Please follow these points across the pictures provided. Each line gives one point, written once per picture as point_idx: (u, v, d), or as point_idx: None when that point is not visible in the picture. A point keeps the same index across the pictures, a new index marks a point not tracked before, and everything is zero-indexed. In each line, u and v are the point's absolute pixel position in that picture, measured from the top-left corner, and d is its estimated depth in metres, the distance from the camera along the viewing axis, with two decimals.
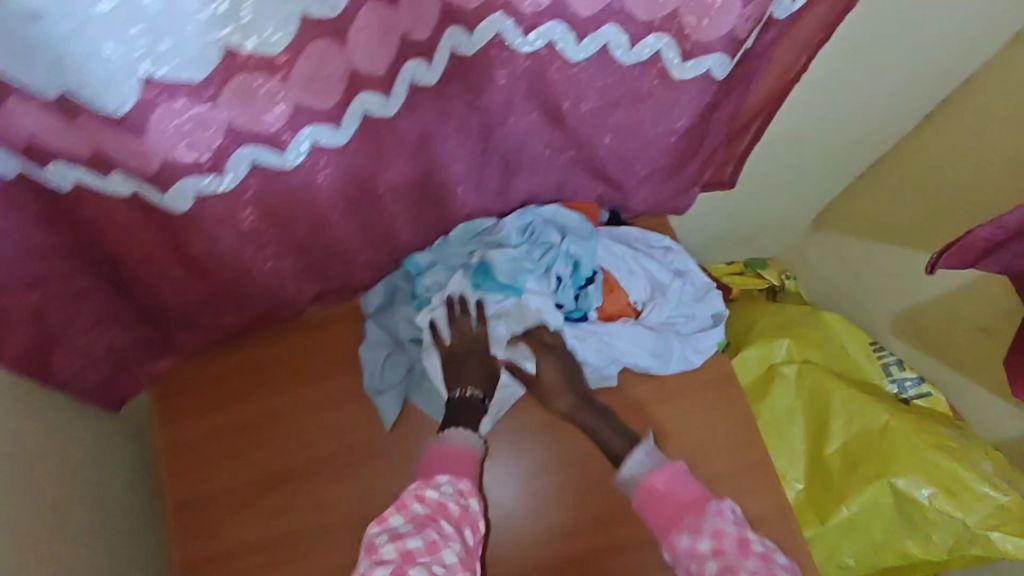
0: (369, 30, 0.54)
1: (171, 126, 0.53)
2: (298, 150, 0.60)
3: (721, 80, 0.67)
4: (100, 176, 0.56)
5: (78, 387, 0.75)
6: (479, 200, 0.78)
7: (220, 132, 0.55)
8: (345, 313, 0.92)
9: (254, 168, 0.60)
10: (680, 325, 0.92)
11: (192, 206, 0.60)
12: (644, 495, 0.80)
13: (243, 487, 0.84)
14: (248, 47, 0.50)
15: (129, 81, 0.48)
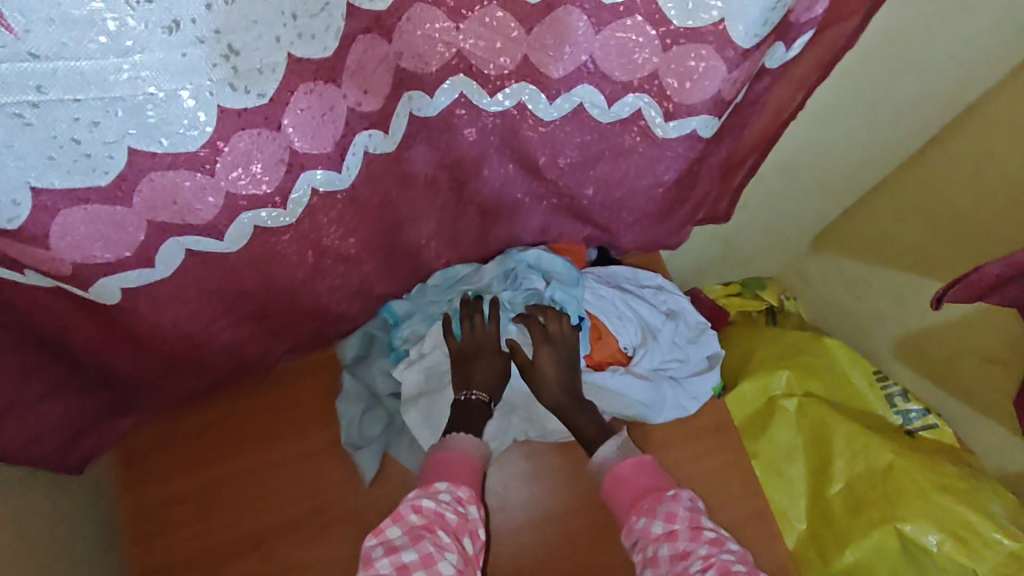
0: (311, 110, 0.49)
1: (89, 226, 0.49)
2: (240, 233, 0.55)
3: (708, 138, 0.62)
4: (19, 274, 0.51)
5: (39, 453, 0.67)
6: (456, 252, 0.74)
7: (140, 228, 0.51)
8: (320, 363, 0.88)
9: (189, 254, 0.56)
10: (674, 370, 0.87)
11: (120, 300, 0.57)
12: (611, 481, 0.75)
13: (213, 553, 0.79)
14: (160, 146, 0.45)
15: (19, 192, 0.44)
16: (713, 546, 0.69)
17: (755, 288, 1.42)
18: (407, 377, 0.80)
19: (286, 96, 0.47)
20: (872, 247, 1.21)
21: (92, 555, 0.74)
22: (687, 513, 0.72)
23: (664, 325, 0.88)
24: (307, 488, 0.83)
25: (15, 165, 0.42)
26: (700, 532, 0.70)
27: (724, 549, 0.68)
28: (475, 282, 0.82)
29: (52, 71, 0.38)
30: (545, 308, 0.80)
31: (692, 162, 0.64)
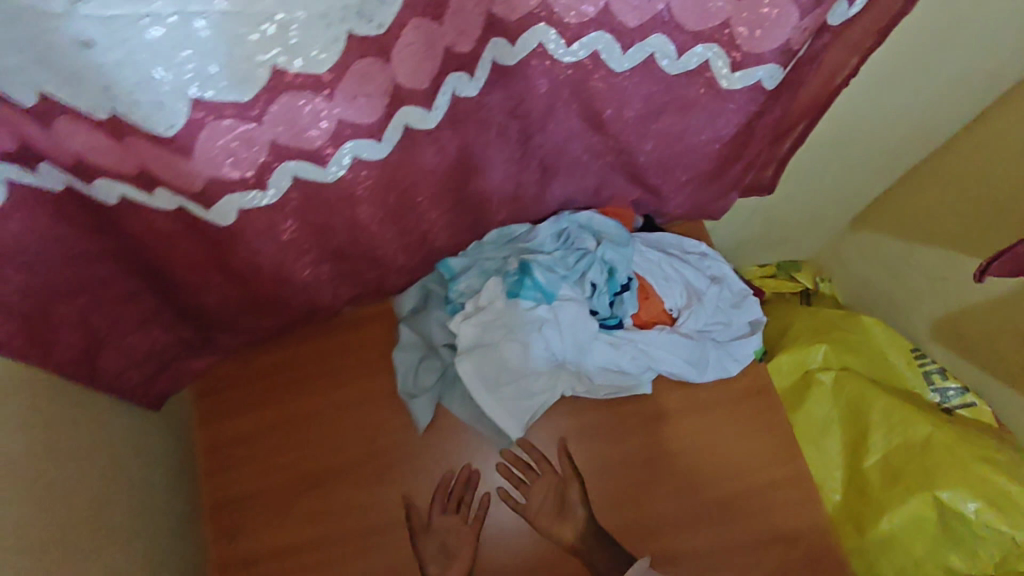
0: (414, 46, 0.50)
1: (218, 144, 0.49)
2: (340, 163, 0.55)
3: (772, 89, 0.62)
4: (147, 193, 0.52)
5: (126, 387, 0.76)
6: (515, 205, 0.78)
7: (264, 149, 0.51)
8: (377, 317, 0.93)
9: (296, 181, 0.56)
10: (716, 332, 0.90)
11: (235, 221, 0.56)
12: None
13: (278, 489, 0.85)
14: (296, 67, 0.46)
15: (178, 103, 0.44)
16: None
17: (791, 270, 1.47)
18: (463, 328, 0.83)
19: (395, 32, 0.48)
20: (913, 224, 1.22)
21: (165, 480, 0.80)
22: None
23: (707, 290, 0.91)
24: (364, 432, 0.88)
25: (180, 72, 0.43)
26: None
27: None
28: (530, 240, 0.86)
29: None
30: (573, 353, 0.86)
31: (752, 115, 0.66)
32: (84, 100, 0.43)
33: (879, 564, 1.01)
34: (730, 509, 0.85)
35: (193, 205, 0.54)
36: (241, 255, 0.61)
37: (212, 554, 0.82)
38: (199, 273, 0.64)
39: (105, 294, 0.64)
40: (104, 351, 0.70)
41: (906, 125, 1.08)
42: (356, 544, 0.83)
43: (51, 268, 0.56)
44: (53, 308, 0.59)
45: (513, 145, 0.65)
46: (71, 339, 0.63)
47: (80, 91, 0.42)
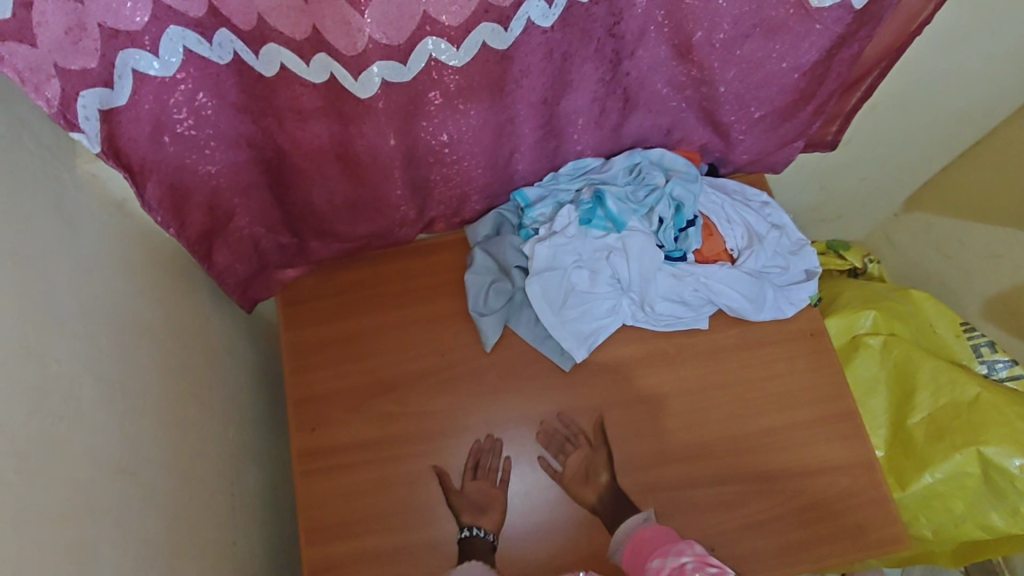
0: None
1: (384, 7, 0.52)
2: (471, 48, 0.59)
3: (858, 9, 0.67)
4: (303, 62, 0.56)
5: (229, 279, 0.84)
6: (596, 134, 0.83)
7: (416, 17, 0.54)
8: (450, 243, 0.99)
9: (428, 64, 0.59)
10: (774, 275, 0.94)
11: (374, 94, 0.61)
12: (632, 547, 0.78)
13: (355, 391, 0.92)
14: None
15: None
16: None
17: (840, 248, 1.46)
18: (535, 250, 0.89)
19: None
20: (969, 202, 1.24)
21: (228, 375, 0.88)
22: (697, 553, 0.73)
23: (768, 234, 0.94)
24: (434, 346, 0.94)
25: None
26: (707, 566, 0.70)
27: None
28: (603, 173, 0.90)
29: None
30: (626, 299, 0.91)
31: (835, 40, 0.71)
32: None
33: (920, 518, 1.04)
34: (775, 439, 0.89)
35: (341, 75, 0.58)
36: (358, 146, 0.68)
37: (295, 443, 0.90)
38: (315, 167, 0.71)
39: (231, 179, 0.70)
40: (216, 241, 0.77)
41: (975, 99, 1.09)
42: (423, 446, 0.89)
43: (198, 143, 0.63)
44: (189, 183, 0.67)
45: (606, 65, 0.70)
46: (196, 219, 0.71)
47: None
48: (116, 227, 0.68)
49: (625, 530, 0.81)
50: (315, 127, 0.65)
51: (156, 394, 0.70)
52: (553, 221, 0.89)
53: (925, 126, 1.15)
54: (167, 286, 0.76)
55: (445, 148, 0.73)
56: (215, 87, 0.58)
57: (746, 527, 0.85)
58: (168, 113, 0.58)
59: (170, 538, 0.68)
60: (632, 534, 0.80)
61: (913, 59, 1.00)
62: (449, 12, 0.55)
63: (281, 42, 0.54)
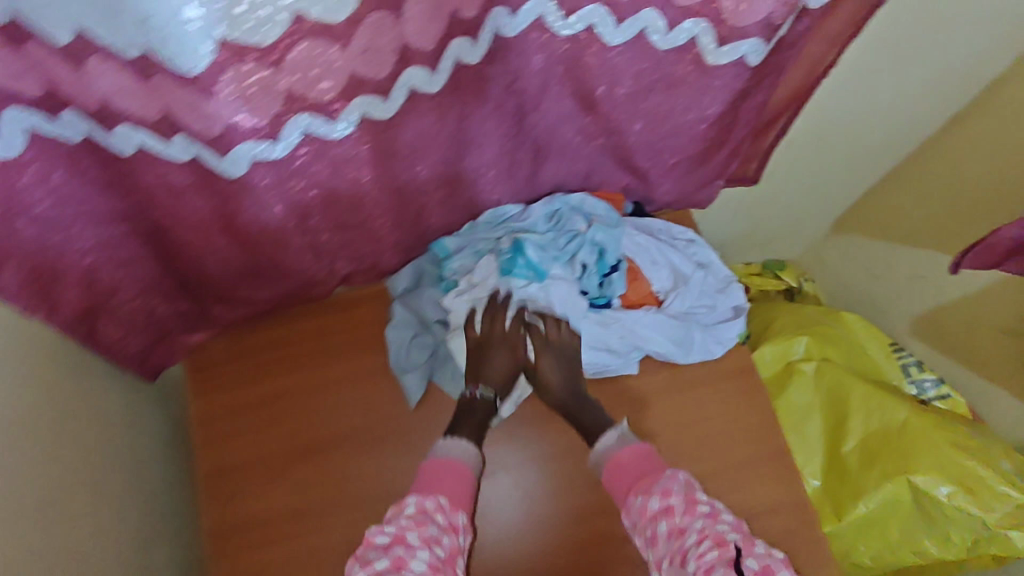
0: (423, 6, 0.51)
1: (235, 89, 0.49)
2: (348, 120, 0.56)
3: (755, 66, 0.66)
4: (162, 140, 0.53)
5: (124, 353, 0.77)
6: (510, 185, 0.80)
7: (279, 99, 0.52)
8: (370, 296, 0.95)
9: (306, 137, 0.56)
10: (702, 315, 0.93)
11: (245, 172, 0.57)
12: (610, 470, 0.79)
13: (272, 458, 0.86)
14: (312, 14, 0.47)
15: (204, 41, 0.45)
16: (709, 518, 0.71)
17: (775, 269, 1.48)
18: (455, 305, 0.88)
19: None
20: (890, 225, 1.26)
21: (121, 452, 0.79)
22: (683, 489, 0.74)
23: (694, 274, 0.93)
24: (354, 406, 0.89)
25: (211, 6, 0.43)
26: (696, 506, 0.72)
27: (720, 521, 0.71)
28: (523, 221, 0.89)
29: None
30: (546, 317, 0.87)
31: (738, 93, 0.70)
32: (118, 33, 0.44)
33: (858, 545, 1.04)
34: (708, 483, 0.88)
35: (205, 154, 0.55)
36: (243, 216, 0.63)
37: (206, 520, 0.83)
38: (203, 237, 0.66)
39: (110, 252, 0.65)
40: (101, 316, 0.70)
41: (888, 127, 1.11)
42: (347, 512, 0.84)
43: (63, 220, 0.57)
44: (60, 264, 0.61)
45: (508, 120, 0.69)
46: (73, 298, 0.64)
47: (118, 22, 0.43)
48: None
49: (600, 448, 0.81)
50: (193, 201, 0.61)
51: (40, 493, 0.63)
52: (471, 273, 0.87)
53: (843, 156, 1.17)
54: (48, 369, 0.67)
55: (347, 211, 0.69)
56: (73, 166, 0.53)
57: None
58: (20, 198, 0.53)
59: None
60: (610, 454, 0.80)
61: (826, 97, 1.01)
62: (319, 88, 0.52)
63: (135, 121, 0.51)
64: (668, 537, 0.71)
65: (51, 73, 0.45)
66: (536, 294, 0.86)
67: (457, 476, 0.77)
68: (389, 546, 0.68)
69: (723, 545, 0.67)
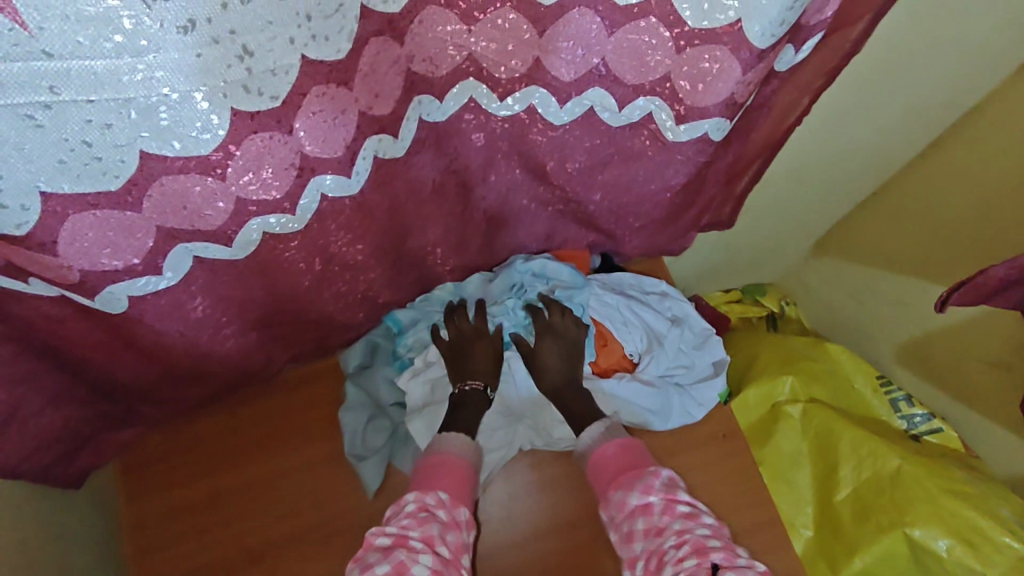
0: (324, 114, 0.47)
1: (91, 237, 0.47)
2: (247, 240, 0.53)
3: (718, 140, 0.59)
4: (22, 283, 0.48)
5: (37, 472, 0.67)
6: (463, 258, 0.73)
7: (149, 233, 0.49)
8: (322, 373, 0.87)
9: (197, 262, 0.54)
10: (680, 376, 0.87)
11: (127, 307, 0.54)
12: (592, 464, 0.76)
13: (217, 567, 0.78)
14: (167, 149, 0.44)
15: (27, 196, 0.43)
16: (687, 519, 0.69)
17: (756, 294, 1.42)
18: (410, 387, 0.81)
19: (298, 99, 0.46)
20: (870, 252, 1.21)
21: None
22: (665, 487, 0.72)
23: (668, 332, 0.87)
24: (308, 500, 0.81)
25: (27, 170, 0.41)
26: (677, 506, 0.71)
27: (699, 523, 0.69)
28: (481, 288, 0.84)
29: (67, 71, 0.37)
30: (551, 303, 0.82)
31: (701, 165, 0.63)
32: None
33: None
34: None
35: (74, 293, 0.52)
36: (141, 329, 0.58)
37: None
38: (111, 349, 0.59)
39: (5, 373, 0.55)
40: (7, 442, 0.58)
41: (866, 155, 1.07)
42: None
43: None
44: None
45: (450, 200, 0.62)
46: None
47: None
48: None
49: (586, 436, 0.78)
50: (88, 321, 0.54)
51: None
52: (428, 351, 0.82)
53: (815, 185, 1.13)
54: None
55: (271, 307, 0.63)
56: None
57: None
58: None
59: None
60: (592, 448, 0.77)
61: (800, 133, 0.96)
62: (202, 216, 0.50)
63: None
64: (643, 539, 0.69)
65: None
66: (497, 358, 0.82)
67: (457, 472, 0.73)
68: (392, 546, 0.64)
69: (702, 552, 0.66)
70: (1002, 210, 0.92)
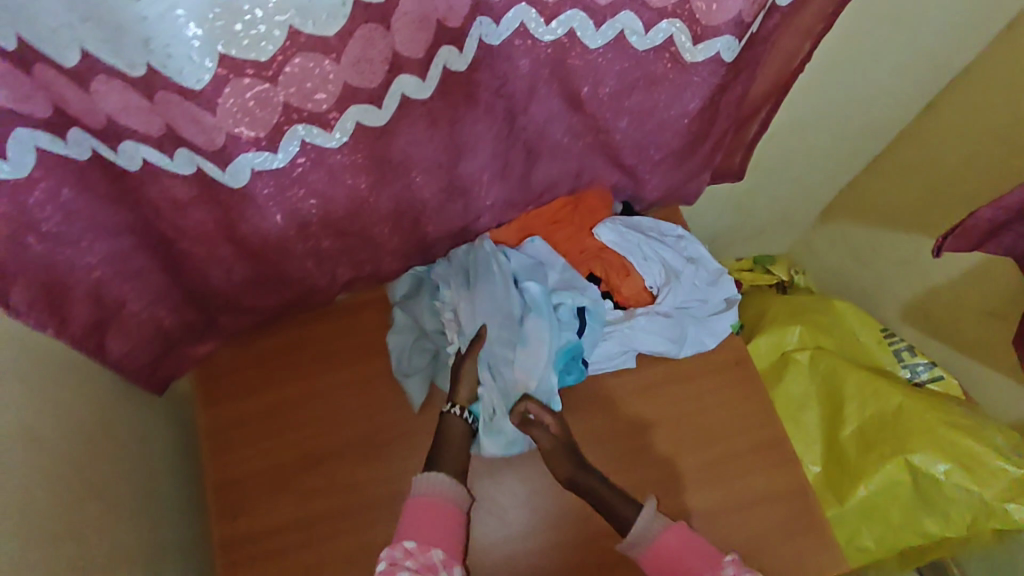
0: (411, 15, 0.54)
1: (237, 102, 0.52)
2: (344, 130, 0.60)
3: (730, 62, 0.70)
4: (168, 157, 0.57)
5: (129, 366, 0.81)
6: (504, 187, 0.83)
7: (278, 110, 0.55)
8: (372, 302, 0.98)
9: (304, 147, 0.60)
10: (695, 309, 0.94)
11: (248, 181, 0.60)
12: (658, 559, 0.76)
13: (279, 468, 0.87)
14: (306, 27, 0.50)
15: (206, 57, 0.48)
16: None
17: (766, 262, 1.47)
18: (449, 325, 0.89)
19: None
20: (874, 213, 1.28)
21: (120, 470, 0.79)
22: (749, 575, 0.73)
23: (684, 268, 0.95)
24: (359, 414, 0.91)
25: (214, 29, 0.46)
26: None
27: None
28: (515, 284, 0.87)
29: None
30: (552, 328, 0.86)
31: (716, 88, 0.74)
32: (122, 53, 0.46)
33: (860, 528, 1.06)
34: (714, 471, 0.89)
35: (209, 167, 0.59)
36: (244, 229, 0.68)
37: (216, 533, 0.84)
38: (212, 245, 0.70)
39: (121, 265, 0.69)
40: (110, 329, 0.74)
41: (865, 120, 1.13)
42: (352, 519, 0.85)
43: (84, 230, 0.61)
44: (70, 278, 0.64)
45: (498, 122, 0.72)
46: (81, 311, 0.67)
47: (119, 45, 0.45)
48: None
49: (639, 529, 0.78)
50: (198, 215, 0.65)
51: (52, 504, 0.65)
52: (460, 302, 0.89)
53: (822, 150, 1.18)
54: (62, 373, 0.71)
55: (343, 220, 0.73)
56: (80, 181, 0.57)
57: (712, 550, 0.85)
58: (29, 214, 0.55)
59: None
60: (651, 541, 0.77)
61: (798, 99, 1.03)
62: (314, 99, 0.56)
63: (138, 138, 0.54)
64: None
65: (60, 95, 0.48)
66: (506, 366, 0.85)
67: (430, 513, 0.73)
68: None
69: None
70: (995, 160, 1.00)
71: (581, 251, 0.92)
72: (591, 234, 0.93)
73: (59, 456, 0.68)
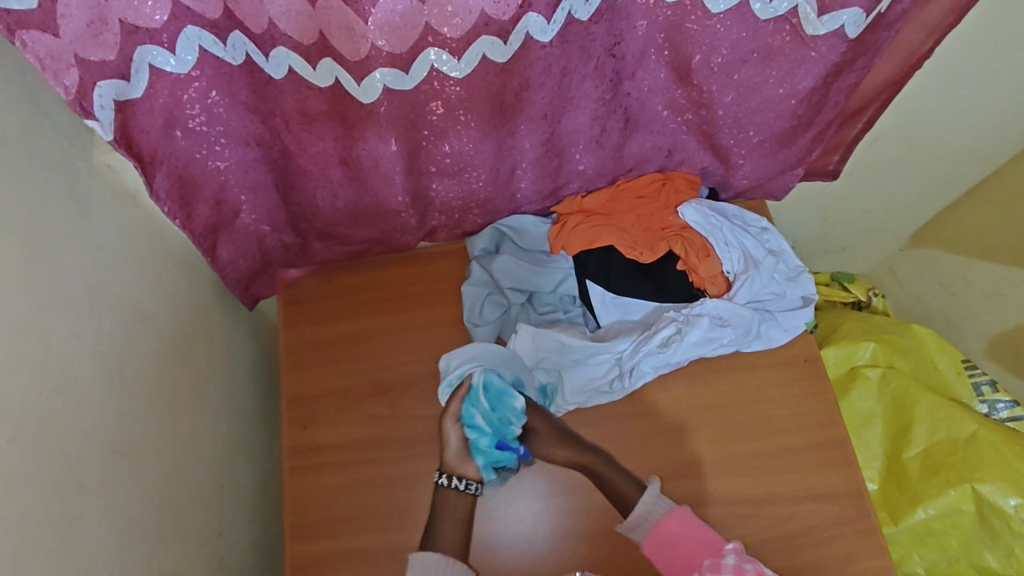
0: None
1: (388, 11, 0.58)
2: (470, 60, 0.65)
3: (852, 38, 0.73)
4: (310, 68, 0.63)
5: (233, 275, 0.88)
6: (598, 154, 0.85)
7: (418, 27, 0.61)
8: (448, 253, 1.00)
9: (431, 72, 0.66)
10: (770, 303, 0.92)
11: (377, 97, 0.67)
12: (657, 538, 0.78)
13: (347, 391, 0.92)
14: None
15: None
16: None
17: (843, 280, 1.37)
18: (498, 320, 0.92)
19: None
20: (969, 239, 1.22)
21: (213, 365, 0.86)
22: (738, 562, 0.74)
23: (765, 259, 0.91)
24: (426, 353, 0.94)
25: None
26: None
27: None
28: (510, 364, 0.86)
29: None
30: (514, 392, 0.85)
31: (831, 68, 0.77)
32: None
33: (912, 553, 1.03)
34: (763, 462, 0.88)
35: (344, 80, 0.65)
36: (360, 150, 0.75)
37: (285, 441, 0.90)
38: (324, 163, 0.77)
39: (242, 174, 0.75)
40: (220, 235, 0.81)
41: (974, 143, 1.08)
42: (408, 448, 0.89)
43: (221, 133, 0.69)
44: (195, 172, 0.72)
45: (605, 82, 0.74)
46: (203, 209, 0.76)
47: None
48: (106, 188, 0.68)
49: (641, 511, 0.80)
50: (320, 131, 0.72)
51: (156, 375, 0.72)
52: (509, 305, 0.92)
53: (924, 167, 1.13)
54: (172, 265, 0.79)
55: (448, 158, 0.79)
56: (227, 86, 0.64)
57: (753, 536, 0.84)
58: (181, 109, 0.64)
59: (160, 497, 0.71)
60: (653, 522, 0.79)
61: (903, 110, 0.99)
62: (451, 24, 0.61)
63: (290, 45, 0.61)
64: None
65: None
66: (483, 420, 0.82)
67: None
68: None
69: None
70: None
71: (663, 228, 0.90)
72: (675, 213, 0.91)
73: (164, 337, 0.75)
